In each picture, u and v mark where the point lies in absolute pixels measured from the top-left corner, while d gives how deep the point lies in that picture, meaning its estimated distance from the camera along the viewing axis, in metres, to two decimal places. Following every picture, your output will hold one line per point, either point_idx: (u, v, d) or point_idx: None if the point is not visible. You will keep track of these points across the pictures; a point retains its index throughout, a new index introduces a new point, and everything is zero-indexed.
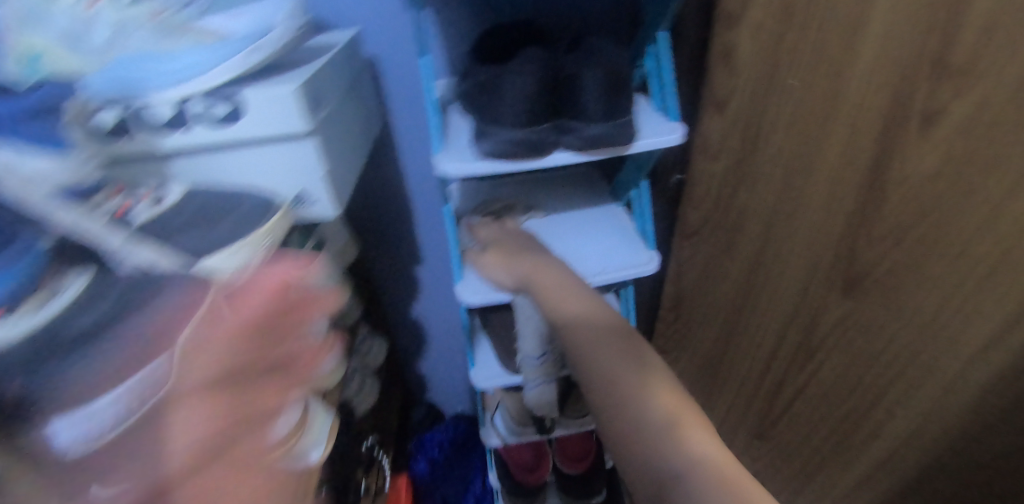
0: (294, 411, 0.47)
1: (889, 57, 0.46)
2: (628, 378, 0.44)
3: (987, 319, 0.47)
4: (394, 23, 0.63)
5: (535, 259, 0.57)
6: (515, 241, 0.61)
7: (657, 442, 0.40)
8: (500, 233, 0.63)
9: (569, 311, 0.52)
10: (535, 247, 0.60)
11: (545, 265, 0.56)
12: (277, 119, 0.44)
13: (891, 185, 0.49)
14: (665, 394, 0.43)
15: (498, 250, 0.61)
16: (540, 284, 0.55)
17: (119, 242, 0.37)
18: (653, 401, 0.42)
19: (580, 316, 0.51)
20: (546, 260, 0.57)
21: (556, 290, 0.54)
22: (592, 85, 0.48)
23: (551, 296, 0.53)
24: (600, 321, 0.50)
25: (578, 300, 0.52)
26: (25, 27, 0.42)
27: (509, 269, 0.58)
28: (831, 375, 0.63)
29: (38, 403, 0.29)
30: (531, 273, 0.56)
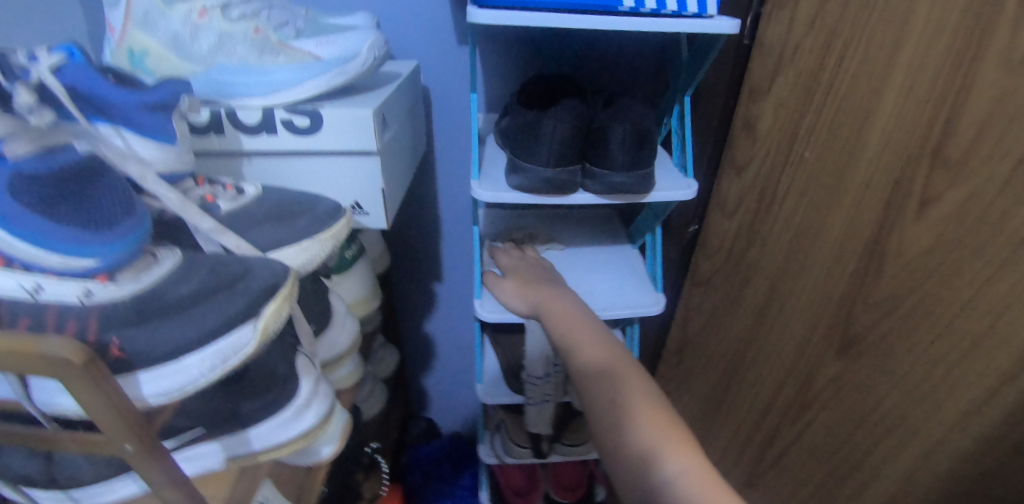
0: (325, 402, 0.50)
1: (894, 144, 0.52)
2: (621, 402, 0.48)
3: (968, 388, 0.51)
4: (451, 59, 0.69)
5: (550, 290, 0.62)
6: (533, 271, 0.66)
7: (644, 462, 0.43)
8: (518, 263, 0.68)
9: (576, 340, 0.55)
10: (551, 279, 0.64)
11: (559, 297, 0.61)
12: (348, 137, 0.50)
13: (889, 257, 0.54)
14: (653, 419, 0.46)
15: (515, 278, 0.65)
16: (551, 313, 0.59)
17: (209, 226, 0.40)
18: (640, 427, 0.45)
19: (585, 345, 0.54)
20: (560, 294, 0.61)
21: (565, 320, 0.58)
22: (618, 139, 0.53)
23: (560, 326, 0.58)
24: (601, 350, 0.53)
25: (586, 330, 0.56)
26: (144, 28, 0.50)
27: (524, 296, 0.62)
28: (822, 431, 0.66)
29: (135, 357, 0.33)
30: (545, 304, 0.61)
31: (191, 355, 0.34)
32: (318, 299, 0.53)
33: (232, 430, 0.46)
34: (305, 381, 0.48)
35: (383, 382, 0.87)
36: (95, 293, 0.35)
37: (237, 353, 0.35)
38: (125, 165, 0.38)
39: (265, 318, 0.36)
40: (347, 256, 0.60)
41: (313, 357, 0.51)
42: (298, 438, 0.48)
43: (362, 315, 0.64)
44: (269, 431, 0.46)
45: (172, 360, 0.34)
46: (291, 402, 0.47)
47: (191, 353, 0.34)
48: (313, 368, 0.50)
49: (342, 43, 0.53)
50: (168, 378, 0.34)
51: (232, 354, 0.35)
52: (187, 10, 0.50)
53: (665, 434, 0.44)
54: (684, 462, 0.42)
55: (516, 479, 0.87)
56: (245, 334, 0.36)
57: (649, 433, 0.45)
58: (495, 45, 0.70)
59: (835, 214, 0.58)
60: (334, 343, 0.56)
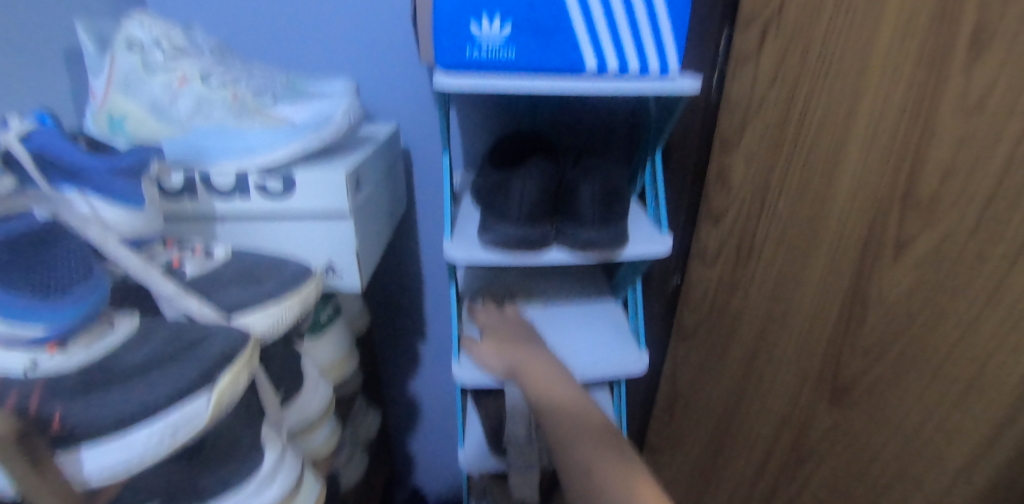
0: (292, 472, 0.48)
1: (864, 192, 0.52)
2: (605, 473, 0.46)
3: (970, 432, 0.49)
4: (430, 120, 0.71)
5: (528, 350, 0.60)
6: (512, 332, 0.64)
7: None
8: (495, 321, 0.66)
9: (558, 402, 0.54)
10: (528, 338, 0.63)
11: (537, 357, 0.59)
12: (320, 199, 0.50)
13: (870, 304, 0.54)
14: (647, 493, 0.45)
15: (492, 339, 0.64)
16: (529, 374, 0.58)
17: (170, 291, 0.39)
18: (637, 502, 0.44)
19: (568, 408, 0.53)
20: (537, 353, 0.60)
21: (544, 381, 0.56)
22: (587, 197, 0.55)
23: (539, 387, 0.56)
24: (581, 416, 0.52)
25: (565, 393, 0.55)
26: (125, 92, 0.51)
27: (501, 357, 0.61)
28: (821, 487, 0.64)
29: (76, 430, 0.31)
30: (523, 364, 0.59)
31: (139, 429, 0.32)
32: (288, 365, 0.52)
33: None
34: (270, 452, 0.46)
35: (364, 448, 0.83)
36: (42, 364, 0.34)
37: (188, 424, 0.34)
38: (86, 229, 0.38)
39: (221, 388, 0.35)
40: (322, 319, 0.59)
41: (280, 427, 0.49)
42: None
43: (338, 378, 0.63)
44: None
45: (118, 433, 0.32)
46: (254, 475, 0.44)
47: (138, 426, 0.32)
48: (279, 437, 0.48)
49: (320, 108, 0.54)
50: (112, 452, 0.32)
51: (182, 425, 0.34)
52: (168, 79, 0.51)
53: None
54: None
55: None
56: (199, 404, 0.34)
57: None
58: (472, 107, 0.72)
59: (814, 262, 0.58)
60: (305, 409, 0.53)
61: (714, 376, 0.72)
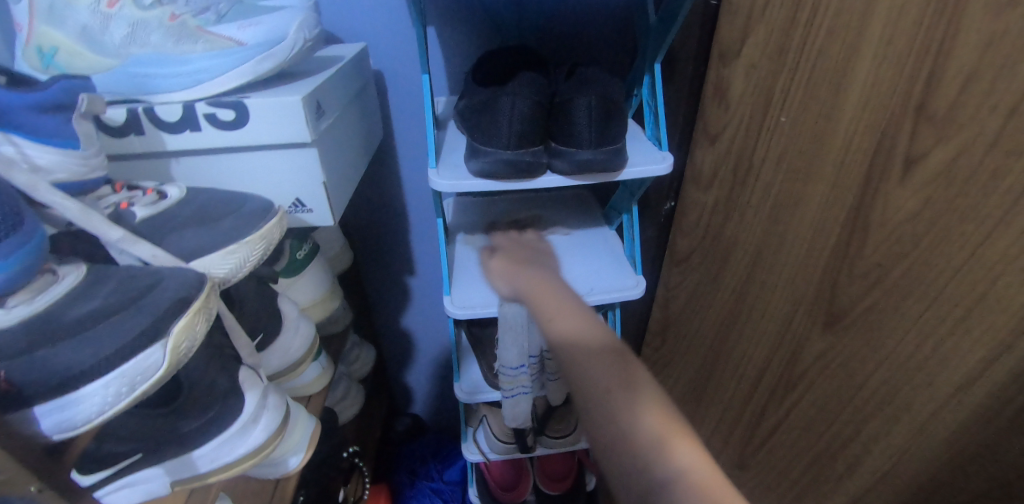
0: (276, 414, 0.46)
1: (874, 102, 0.47)
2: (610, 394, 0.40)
3: (961, 361, 0.46)
4: (403, 39, 0.65)
5: (533, 270, 0.56)
6: (523, 258, 0.60)
7: (636, 457, 0.37)
8: (509, 246, 0.63)
9: (553, 316, 0.48)
10: (540, 261, 0.60)
11: (540, 276, 0.55)
12: (278, 128, 0.45)
13: (872, 226, 0.50)
14: (655, 411, 0.39)
15: (503, 259, 0.60)
16: (535, 291, 0.53)
17: (117, 236, 0.37)
18: (644, 421, 0.38)
19: (564, 322, 0.46)
20: (541, 273, 0.56)
21: (545, 296, 0.51)
22: (583, 112, 0.49)
23: (539, 305, 0.50)
24: (583, 330, 0.45)
25: (565, 307, 0.48)
26: (51, 22, 0.45)
27: (507, 278, 0.57)
28: (811, 408, 0.63)
29: (26, 388, 0.30)
30: (524, 284, 0.54)
31: (93, 383, 0.31)
32: (264, 306, 0.50)
33: (172, 453, 0.42)
34: (250, 396, 0.45)
35: (361, 382, 0.84)
36: None
37: (147, 377, 0.32)
38: (11, 173, 0.34)
39: (175, 336, 0.33)
40: (299, 256, 0.56)
41: (258, 370, 0.47)
42: (247, 456, 0.44)
43: (321, 317, 0.61)
44: (214, 451, 0.43)
45: (70, 391, 0.31)
46: (235, 419, 0.43)
47: (91, 381, 0.31)
48: (259, 381, 0.46)
49: (268, 23, 0.48)
50: (66, 409, 0.31)
51: (140, 379, 0.32)
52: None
53: (659, 431, 0.38)
54: (686, 462, 0.36)
55: (503, 474, 0.84)
56: (155, 356, 0.32)
57: (643, 429, 0.38)
58: (449, 21, 0.66)
59: (816, 183, 0.54)
60: (287, 351, 0.52)
61: (710, 296, 0.72)
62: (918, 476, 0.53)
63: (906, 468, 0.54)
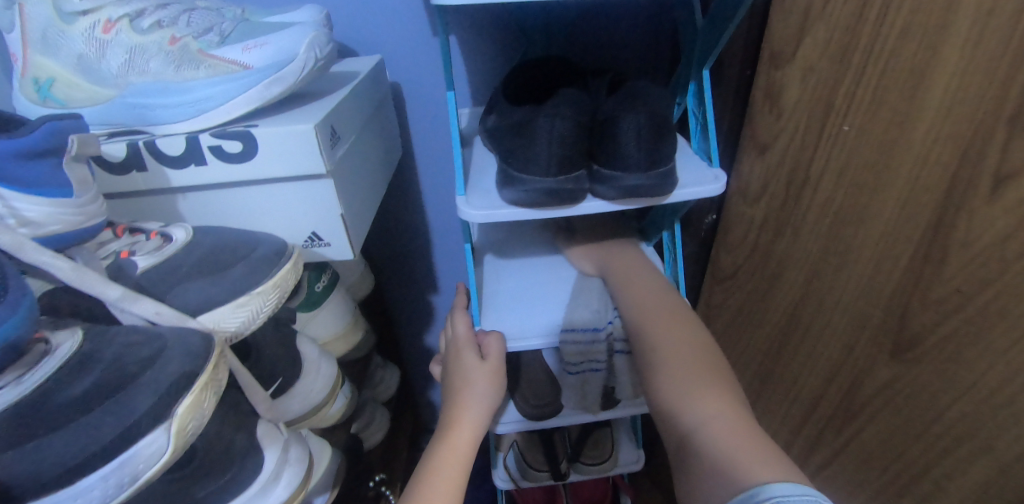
0: (299, 467, 0.44)
1: (956, 111, 0.42)
2: (673, 364, 0.47)
3: None
4: (421, 49, 0.60)
5: (625, 254, 0.60)
6: (610, 242, 0.62)
7: (679, 411, 0.44)
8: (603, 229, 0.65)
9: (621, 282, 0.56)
10: (621, 241, 0.62)
11: (629, 261, 0.59)
12: (291, 159, 0.41)
13: (954, 246, 0.44)
14: (684, 365, 0.47)
15: (586, 240, 0.63)
16: (615, 265, 0.58)
17: (116, 295, 0.33)
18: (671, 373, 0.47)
19: (631, 287, 0.55)
20: (630, 254, 0.60)
21: (635, 277, 0.56)
22: (631, 132, 0.44)
23: (619, 274, 0.57)
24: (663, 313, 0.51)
25: (654, 290, 0.54)
26: (47, 51, 0.43)
27: (589, 256, 0.61)
28: (872, 441, 0.58)
29: (18, 486, 0.27)
30: (611, 264, 0.59)
31: (92, 475, 0.28)
32: (283, 349, 0.47)
33: None
34: (271, 452, 0.42)
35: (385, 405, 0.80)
36: None
37: (150, 466, 0.29)
38: None
39: (180, 419, 0.29)
40: (318, 289, 0.52)
41: (277, 423, 0.44)
42: None
43: (342, 351, 0.57)
44: None
45: (65, 485, 0.27)
46: (256, 478, 0.41)
47: (90, 474, 0.27)
48: (279, 434, 0.44)
49: (276, 43, 0.44)
50: None
51: (144, 468, 0.29)
52: (89, 25, 0.42)
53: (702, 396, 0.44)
54: (714, 411, 0.43)
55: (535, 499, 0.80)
56: (158, 442, 0.29)
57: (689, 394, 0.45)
58: (469, 28, 0.61)
59: (885, 198, 0.49)
60: (308, 394, 0.49)
61: (759, 317, 0.66)
62: None
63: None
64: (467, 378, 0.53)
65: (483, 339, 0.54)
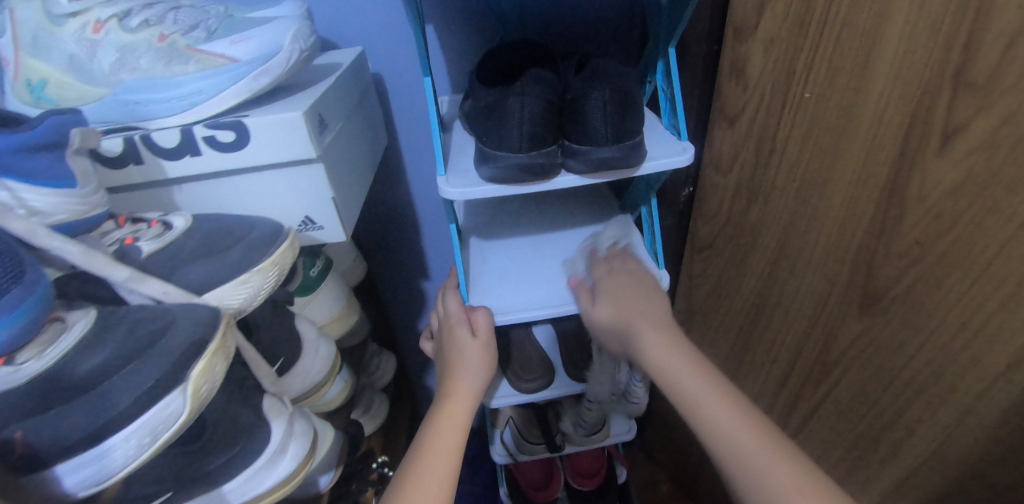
0: (305, 440, 0.46)
1: (905, 73, 0.44)
2: (761, 474, 0.42)
3: (1004, 346, 0.44)
4: (401, 40, 0.62)
5: (634, 287, 0.55)
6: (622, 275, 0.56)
7: None
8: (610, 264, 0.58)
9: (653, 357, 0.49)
10: (638, 285, 0.55)
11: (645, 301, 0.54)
12: (281, 146, 0.43)
13: (909, 201, 0.47)
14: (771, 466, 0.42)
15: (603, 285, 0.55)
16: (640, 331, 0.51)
17: (124, 276, 0.35)
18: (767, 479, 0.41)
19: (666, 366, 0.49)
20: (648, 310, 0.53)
21: (654, 330, 0.51)
22: (597, 106, 0.46)
23: (653, 349, 0.50)
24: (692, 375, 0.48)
25: (675, 347, 0.50)
26: (37, 53, 0.44)
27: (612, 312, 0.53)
28: (848, 394, 0.61)
29: (43, 449, 0.29)
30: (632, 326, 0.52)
31: (115, 437, 0.30)
32: (283, 330, 0.49)
33: (203, 489, 0.41)
34: (277, 424, 0.44)
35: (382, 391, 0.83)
36: None
37: (168, 426, 0.31)
38: (7, 221, 0.32)
39: (194, 380, 0.31)
40: (312, 274, 0.55)
41: (282, 396, 0.46)
42: (280, 485, 0.44)
43: (339, 334, 0.59)
44: (245, 484, 0.42)
45: (91, 446, 0.29)
46: (263, 449, 0.43)
47: (114, 435, 0.30)
48: (284, 408, 0.46)
49: (260, 36, 0.46)
50: (90, 466, 0.30)
51: (163, 428, 0.31)
52: (80, 26, 0.45)
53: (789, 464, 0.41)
54: None
55: (533, 474, 0.83)
56: (175, 403, 0.31)
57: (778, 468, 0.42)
58: (447, 17, 0.63)
59: (845, 159, 0.52)
60: (308, 373, 0.51)
61: (738, 282, 0.69)
62: (964, 456, 0.51)
63: (953, 450, 0.52)
64: (462, 352, 0.56)
65: (471, 314, 0.57)
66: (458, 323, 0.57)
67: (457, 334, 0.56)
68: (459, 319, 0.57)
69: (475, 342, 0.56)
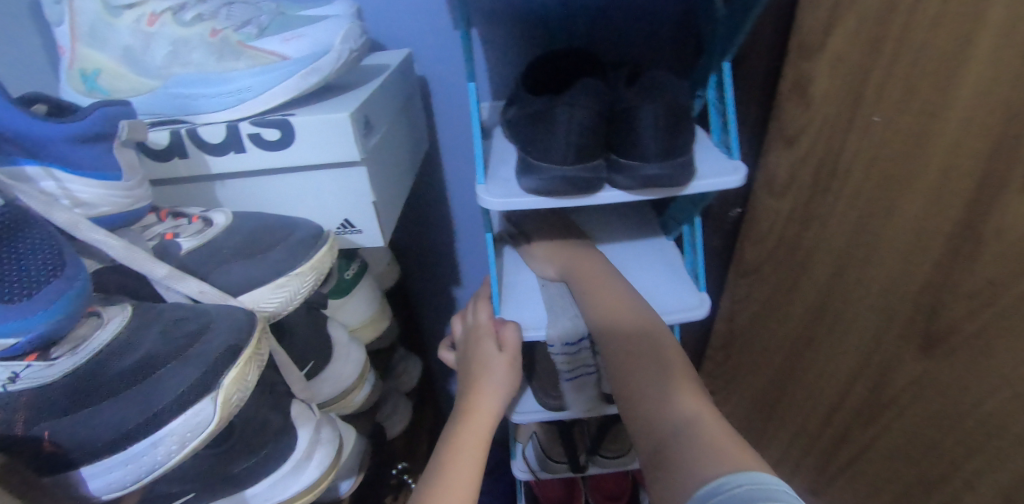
0: (331, 448, 0.45)
1: (991, 100, 0.41)
2: (644, 374, 0.48)
3: None
4: (449, 43, 0.61)
5: (576, 244, 0.61)
6: (568, 238, 0.63)
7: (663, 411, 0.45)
8: (554, 229, 0.65)
9: (584, 282, 0.56)
10: (584, 244, 0.61)
11: (585, 252, 0.60)
12: (326, 146, 0.42)
13: (987, 238, 0.43)
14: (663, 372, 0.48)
15: (549, 243, 0.62)
16: (579, 270, 0.58)
17: (163, 273, 0.34)
18: (673, 396, 0.45)
19: (591, 290, 0.55)
20: (592, 257, 0.59)
21: (587, 267, 0.58)
22: (648, 121, 0.44)
23: (586, 281, 0.56)
24: (653, 384, 0.47)
25: (606, 283, 0.55)
26: (94, 43, 0.45)
27: (554, 260, 0.60)
28: (900, 436, 0.57)
29: (73, 450, 0.28)
30: (573, 266, 0.58)
31: (143, 442, 0.29)
32: (313, 333, 0.48)
33: (228, 491, 0.41)
34: (304, 431, 0.43)
35: (408, 395, 0.82)
36: (21, 377, 0.29)
37: (197, 434, 0.30)
38: (52, 213, 0.32)
39: (225, 389, 0.30)
40: (348, 277, 0.54)
41: (310, 404, 0.45)
42: (303, 493, 0.43)
43: (370, 338, 0.58)
44: (269, 489, 0.42)
45: (119, 450, 0.29)
46: (290, 456, 0.42)
47: (141, 441, 0.29)
48: (312, 414, 0.45)
49: (312, 35, 0.45)
50: (119, 468, 0.29)
51: (191, 436, 0.30)
52: (136, 18, 0.44)
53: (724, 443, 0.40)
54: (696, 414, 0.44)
55: (554, 490, 0.80)
56: (205, 411, 0.30)
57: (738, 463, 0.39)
58: (497, 22, 0.61)
59: (915, 189, 0.48)
60: (339, 378, 0.50)
61: (784, 310, 0.66)
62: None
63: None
64: (487, 364, 0.53)
65: (501, 328, 0.55)
66: (490, 338, 0.55)
67: (481, 347, 0.55)
68: (489, 334, 0.55)
69: (500, 355, 0.54)
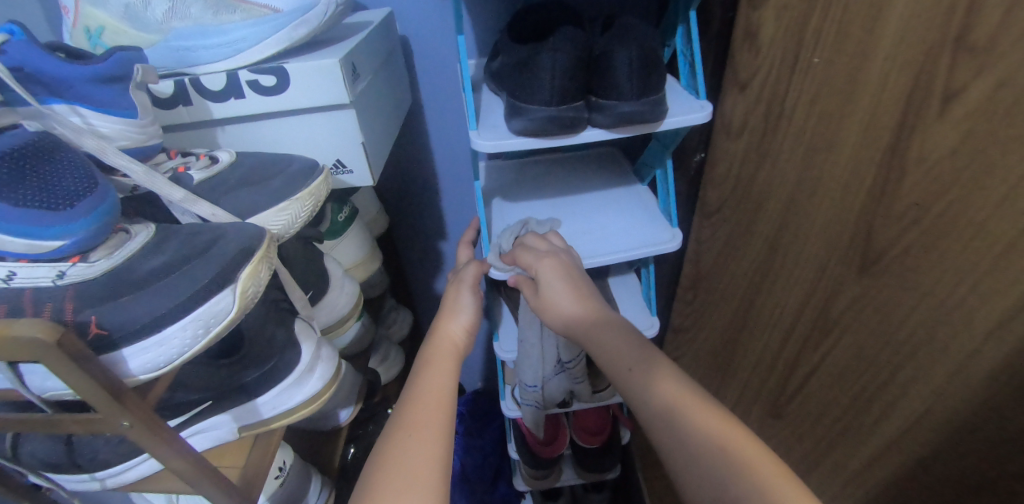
0: (330, 364, 0.50)
1: (911, 37, 0.46)
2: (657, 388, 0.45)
3: (990, 306, 0.45)
4: (429, 3, 0.65)
5: (575, 281, 0.54)
6: (565, 272, 0.54)
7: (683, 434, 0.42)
8: (545, 260, 0.54)
9: (581, 321, 0.51)
10: (585, 285, 0.54)
11: (586, 299, 0.53)
12: (320, 91, 0.47)
13: (909, 165, 0.48)
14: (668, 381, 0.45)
15: (552, 290, 0.53)
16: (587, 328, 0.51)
17: (179, 196, 0.39)
18: (663, 392, 0.44)
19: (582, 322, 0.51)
20: (594, 304, 0.52)
21: (592, 317, 0.51)
22: (624, 64, 0.49)
23: (593, 333, 0.50)
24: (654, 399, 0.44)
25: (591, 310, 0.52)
26: (96, 2, 0.48)
27: (557, 314, 0.53)
28: (843, 356, 0.61)
29: (114, 332, 0.33)
30: (578, 324, 0.52)
31: (173, 325, 0.34)
32: (313, 266, 0.53)
33: (239, 401, 0.46)
34: (306, 346, 0.48)
35: (400, 344, 0.87)
36: (67, 274, 0.34)
37: (219, 320, 0.36)
38: (82, 139, 0.37)
39: (243, 281, 0.36)
40: (340, 219, 0.59)
41: (311, 322, 0.50)
42: (306, 403, 0.48)
43: (361, 278, 0.64)
44: (276, 398, 0.46)
45: (152, 332, 0.34)
46: (294, 368, 0.47)
47: (171, 323, 0.34)
48: (312, 332, 0.50)
49: None
50: (150, 351, 0.34)
51: (214, 322, 0.35)
52: None
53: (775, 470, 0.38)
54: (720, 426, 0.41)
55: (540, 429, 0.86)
56: (225, 300, 0.35)
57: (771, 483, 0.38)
58: None
59: (850, 124, 0.53)
60: (335, 306, 0.56)
61: (744, 246, 0.72)
62: (953, 420, 0.50)
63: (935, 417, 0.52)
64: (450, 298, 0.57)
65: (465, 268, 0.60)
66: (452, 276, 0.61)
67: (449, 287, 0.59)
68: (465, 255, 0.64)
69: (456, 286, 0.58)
